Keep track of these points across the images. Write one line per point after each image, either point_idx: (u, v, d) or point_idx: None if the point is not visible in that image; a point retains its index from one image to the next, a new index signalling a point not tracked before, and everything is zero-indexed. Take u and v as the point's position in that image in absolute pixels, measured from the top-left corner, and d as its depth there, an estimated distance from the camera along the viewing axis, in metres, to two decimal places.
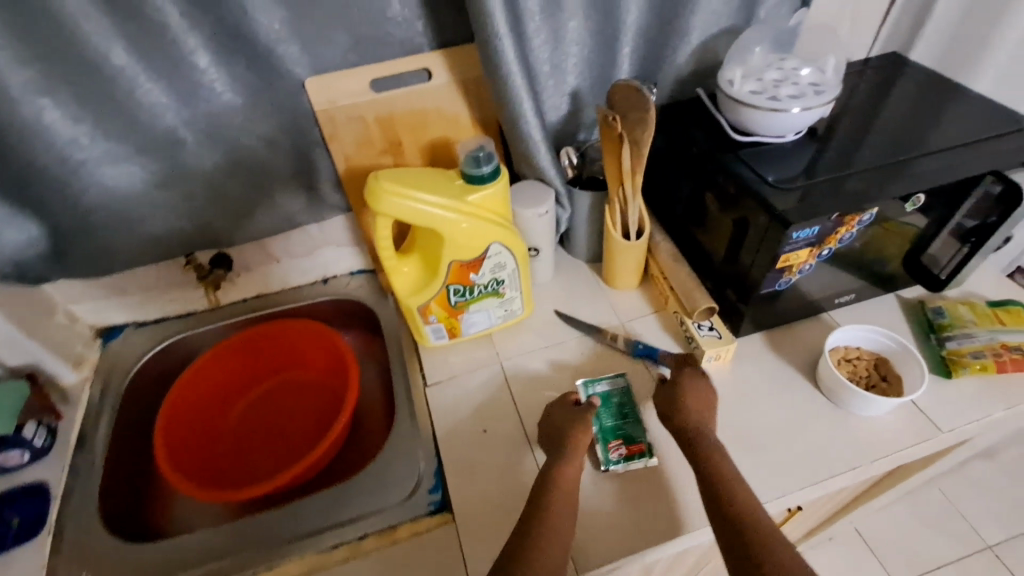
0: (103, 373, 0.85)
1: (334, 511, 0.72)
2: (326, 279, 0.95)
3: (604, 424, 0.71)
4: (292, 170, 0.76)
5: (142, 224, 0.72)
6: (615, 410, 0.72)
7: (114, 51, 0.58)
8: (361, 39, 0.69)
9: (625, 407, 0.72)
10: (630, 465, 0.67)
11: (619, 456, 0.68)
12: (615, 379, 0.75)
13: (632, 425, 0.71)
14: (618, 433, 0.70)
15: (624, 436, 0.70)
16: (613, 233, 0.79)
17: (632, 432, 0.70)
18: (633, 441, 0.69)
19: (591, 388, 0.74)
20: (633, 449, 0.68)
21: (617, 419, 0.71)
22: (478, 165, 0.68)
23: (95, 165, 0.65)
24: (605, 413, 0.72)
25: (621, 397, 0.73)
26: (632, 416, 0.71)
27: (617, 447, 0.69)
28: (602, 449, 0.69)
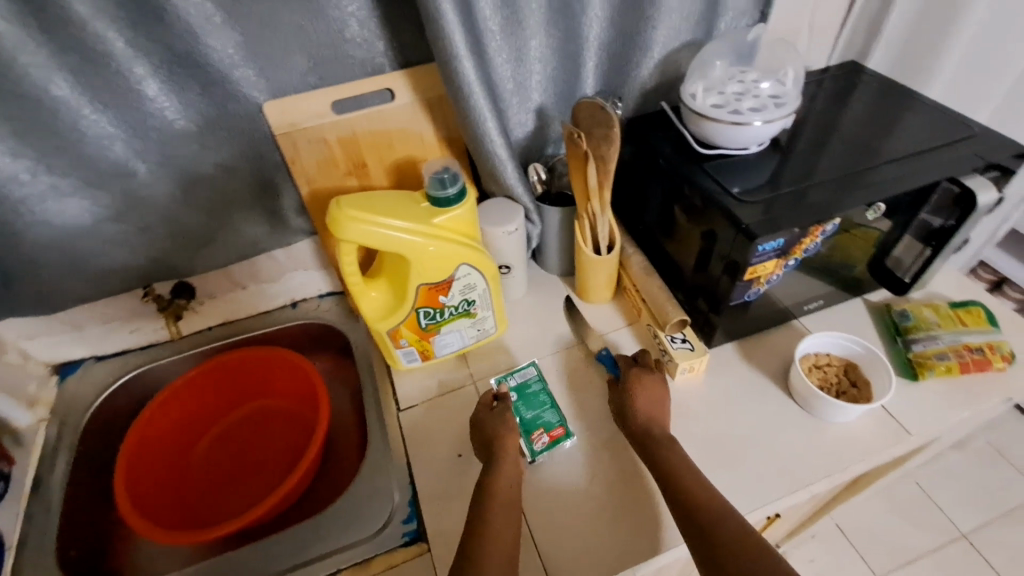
0: (60, 413, 0.82)
1: (306, 547, 0.71)
2: (295, 302, 0.92)
3: (523, 416, 0.72)
4: (253, 196, 0.74)
5: (94, 258, 0.69)
6: (530, 399, 0.74)
7: (54, 82, 0.56)
8: (320, 61, 0.68)
9: (541, 394, 0.75)
10: (553, 451, 0.70)
11: (543, 445, 0.70)
12: (526, 370, 0.78)
13: (548, 413, 0.73)
14: (539, 422, 0.72)
15: (544, 424, 0.72)
16: (583, 248, 0.79)
17: (550, 418, 0.72)
18: (553, 426, 0.71)
19: (504, 382, 0.76)
20: (554, 435, 0.71)
21: (535, 408, 0.74)
22: (443, 187, 0.67)
23: (39, 201, 0.61)
24: (523, 405, 0.74)
25: (535, 386, 0.76)
26: (547, 402, 0.74)
27: (540, 436, 0.70)
28: (525, 442, 0.70)
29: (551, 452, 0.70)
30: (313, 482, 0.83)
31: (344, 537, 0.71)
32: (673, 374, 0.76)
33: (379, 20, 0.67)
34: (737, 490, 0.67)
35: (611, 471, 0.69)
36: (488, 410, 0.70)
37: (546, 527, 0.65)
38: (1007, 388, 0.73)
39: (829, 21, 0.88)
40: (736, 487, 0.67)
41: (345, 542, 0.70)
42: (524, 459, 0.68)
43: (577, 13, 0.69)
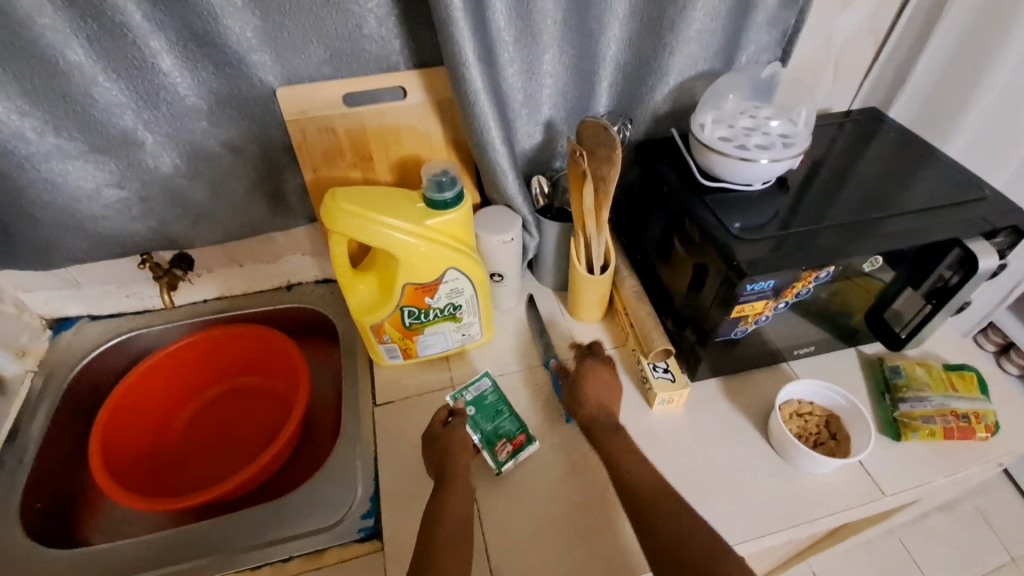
0: (48, 366, 0.83)
1: (264, 530, 0.70)
2: (290, 285, 0.93)
3: (483, 429, 0.72)
4: (256, 177, 0.75)
5: (92, 222, 0.70)
6: (488, 410, 0.73)
7: (70, 48, 0.57)
8: (337, 53, 0.69)
9: (498, 404, 0.74)
10: (519, 458, 0.70)
11: (507, 455, 0.70)
12: (481, 382, 0.76)
13: (508, 421, 0.73)
14: (500, 433, 0.71)
15: (505, 434, 0.71)
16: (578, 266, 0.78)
17: (510, 427, 0.72)
18: (514, 434, 0.71)
19: (459, 397, 0.75)
20: (517, 443, 0.71)
21: (494, 419, 0.73)
22: (440, 190, 0.67)
23: (44, 160, 0.63)
24: (481, 417, 0.73)
25: (492, 397, 0.75)
26: (505, 411, 0.74)
27: (503, 447, 0.70)
28: (490, 455, 0.69)
29: (516, 459, 0.70)
30: (284, 466, 0.84)
31: (302, 525, 0.70)
32: (652, 404, 0.75)
33: (397, 19, 0.68)
34: None
35: (575, 494, 0.68)
36: (444, 427, 0.69)
37: (502, 542, 0.65)
38: (989, 458, 0.72)
39: (856, 66, 0.87)
40: None
41: (301, 531, 0.70)
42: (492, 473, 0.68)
43: (594, 33, 0.69)
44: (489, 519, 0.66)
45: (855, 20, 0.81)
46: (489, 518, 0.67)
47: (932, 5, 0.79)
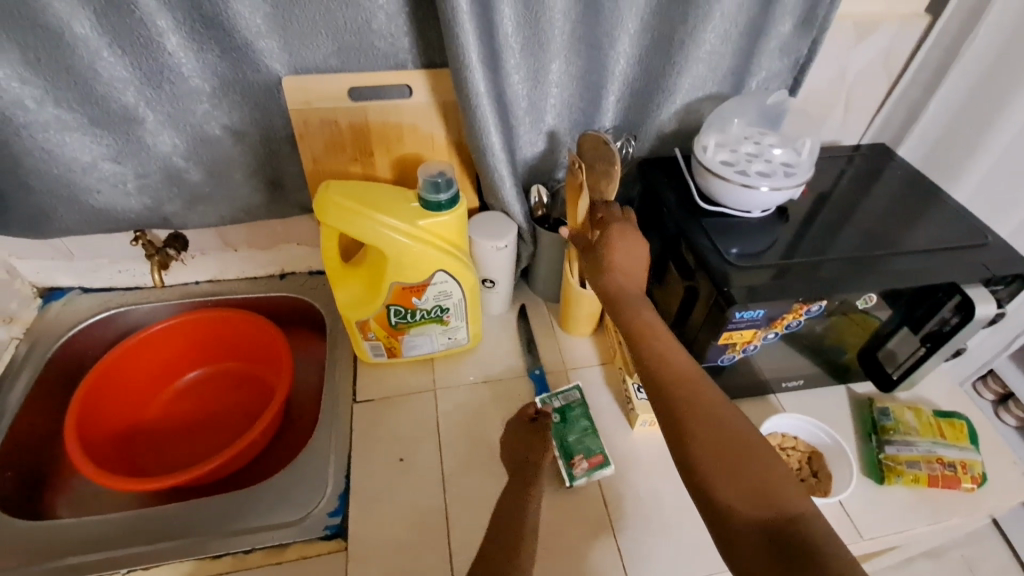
0: (33, 334, 0.83)
1: (231, 520, 0.69)
2: (283, 274, 0.93)
3: (564, 440, 0.71)
4: (257, 164, 0.75)
5: (87, 196, 0.70)
6: (573, 422, 0.73)
7: (77, 21, 0.57)
8: (346, 46, 0.69)
9: (583, 418, 0.73)
10: (593, 477, 0.69)
11: (582, 470, 0.69)
12: (571, 392, 0.75)
13: (589, 439, 0.71)
14: (579, 447, 0.71)
15: (584, 450, 0.70)
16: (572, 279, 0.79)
17: (591, 444, 0.71)
18: (592, 453, 0.70)
19: (549, 401, 0.75)
20: (594, 462, 0.69)
21: (577, 432, 0.72)
22: (436, 191, 0.66)
23: (41, 130, 0.63)
24: (566, 428, 0.72)
25: (579, 409, 0.74)
26: (591, 427, 0.72)
27: (579, 462, 0.69)
28: (565, 466, 0.69)
29: (590, 478, 0.69)
30: (259, 455, 0.83)
31: (268, 517, 0.69)
32: (633, 424, 0.74)
33: (407, 17, 0.68)
34: (667, 558, 0.64)
35: (545, 509, 0.67)
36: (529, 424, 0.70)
37: (465, 545, 0.64)
38: (971, 511, 0.70)
39: (867, 101, 0.86)
40: (668, 554, 0.65)
41: (268, 522, 0.69)
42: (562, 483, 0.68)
43: (603, 46, 0.69)
44: (456, 523, 0.66)
45: (868, 54, 0.80)
46: (456, 520, 0.66)
47: (947, 47, 0.78)
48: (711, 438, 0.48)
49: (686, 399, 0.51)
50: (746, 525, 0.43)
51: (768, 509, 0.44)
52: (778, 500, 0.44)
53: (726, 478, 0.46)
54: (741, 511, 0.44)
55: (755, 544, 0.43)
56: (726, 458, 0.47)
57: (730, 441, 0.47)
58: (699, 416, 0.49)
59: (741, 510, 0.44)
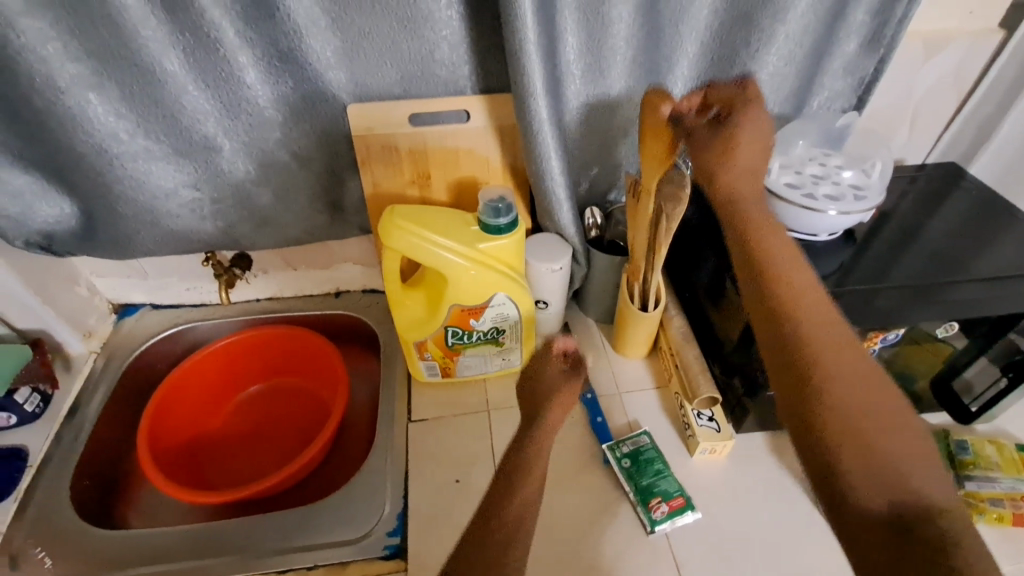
0: (109, 349, 0.88)
1: (286, 537, 0.70)
2: (338, 292, 0.96)
3: (639, 484, 0.69)
4: (319, 187, 0.77)
5: (166, 219, 0.73)
6: (647, 467, 0.70)
7: (167, 58, 0.61)
8: (408, 74, 0.71)
9: (655, 461, 0.71)
10: (675, 521, 0.66)
11: (663, 514, 0.66)
12: (639, 437, 0.73)
13: (665, 481, 0.69)
14: (656, 490, 0.68)
15: (661, 493, 0.68)
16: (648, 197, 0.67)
17: (668, 487, 0.69)
18: (671, 496, 0.68)
19: (616, 450, 0.72)
20: (674, 505, 0.67)
21: (651, 475, 0.70)
22: (496, 216, 0.68)
23: (130, 160, 0.67)
24: (637, 472, 0.70)
25: (651, 453, 0.71)
26: (665, 471, 0.70)
27: (658, 505, 0.67)
28: (643, 511, 0.67)
29: (673, 522, 0.66)
30: (315, 471, 0.85)
31: (322, 536, 0.70)
32: (692, 451, 0.72)
33: (469, 47, 0.70)
34: None
35: (603, 535, 0.66)
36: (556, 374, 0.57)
37: None
38: None
39: (935, 119, 0.83)
40: None
41: (322, 541, 0.70)
42: (643, 529, 0.65)
43: (662, 70, 0.69)
44: None
45: (937, 72, 0.77)
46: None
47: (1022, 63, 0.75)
48: (847, 404, 0.41)
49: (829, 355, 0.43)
50: (869, 502, 0.37)
51: (895, 491, 0.37)
52: (911, 484, 0.38)
53: (852, 448, 0.39)
54: (863, 485, 0.38)
55: (875, 523, 0.36)
56: (861, 426, 0.40)
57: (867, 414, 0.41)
58: (828, 375, 0.42)
59: (862, 483, 0.38)
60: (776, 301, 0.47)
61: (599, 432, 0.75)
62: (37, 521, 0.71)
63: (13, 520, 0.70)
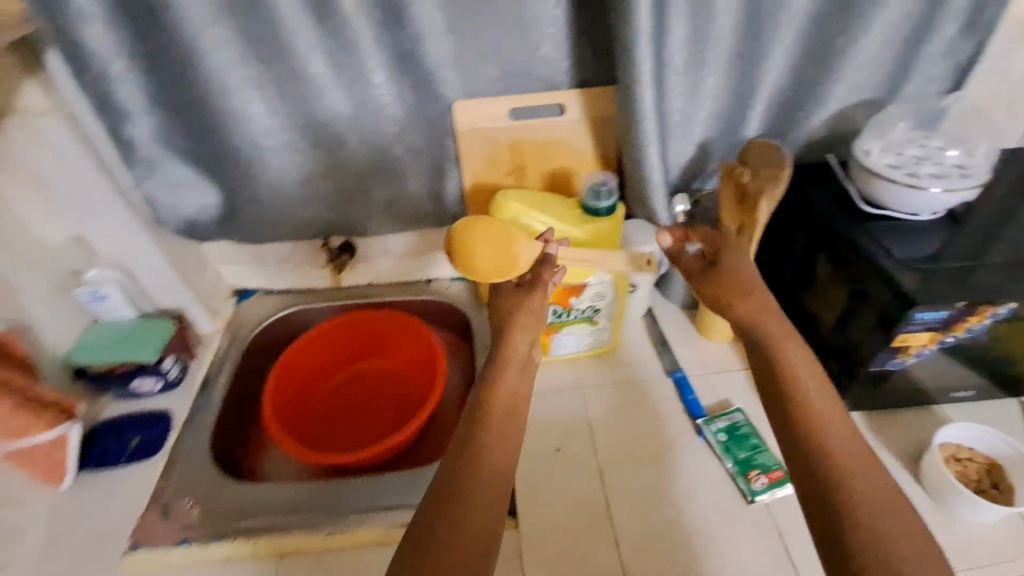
0: (231, 328, 0.97)
1: (377, 497, 0.73)
2: (429, 280, 1.02)
3: (737, 458, 0.72)
4: (424, 177, 0.84)
5: (295, 206, 0.82)
6: (745, 442, 0.73)
7: (313, 61, 0.69)
8: (511, 71, 0.77)
9: (752, 436, 0.74)
10: (776, 493, 0.68)
11: (763, 485, 0.69)
12: (733, 414, 0.76)
13: (763, 455, 0.72)
14: (754, 463, 0.71)
15: (760, 466, 0.70)
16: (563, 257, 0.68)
17: (767, 460, 0.71)
18: (770, 469, 0.70)
19: (712, 425, 0.75)
20: (773, 478, 0.69)
21: (748, 449, 0.72)
22: (597, 198, 0.73)
23: (274, 152, 0.76)
24: (734, 446, 0.73)
25: (748, 429, 0.74)
26: (762, 445, 0.73)
27: (757, 477, 0.69)
28: (743, 482, 0.69)
29: (772, 494, 0.68)
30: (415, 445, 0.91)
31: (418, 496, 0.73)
32: None
33: (570, 43, 0.75)
34: None
35: (705, 504, 0.69)
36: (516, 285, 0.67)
37: (631, 537, 0.67)
38: None
39: None
40: None
41: (415, 502, 0.72)
42: (743, 499, 0.68)
43: (758, 60, 0.72)
44: (619, 520, 0.68)
45: None
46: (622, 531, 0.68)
47: None
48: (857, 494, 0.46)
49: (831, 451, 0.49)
50: None
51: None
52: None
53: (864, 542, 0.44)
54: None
55: None
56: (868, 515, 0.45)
57: (864, 507, 0.46)
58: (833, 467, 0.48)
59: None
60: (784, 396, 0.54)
61: (692, 409, 0.78)
62: (183, 473, 0.78)
63: (162, 474, 0.77)
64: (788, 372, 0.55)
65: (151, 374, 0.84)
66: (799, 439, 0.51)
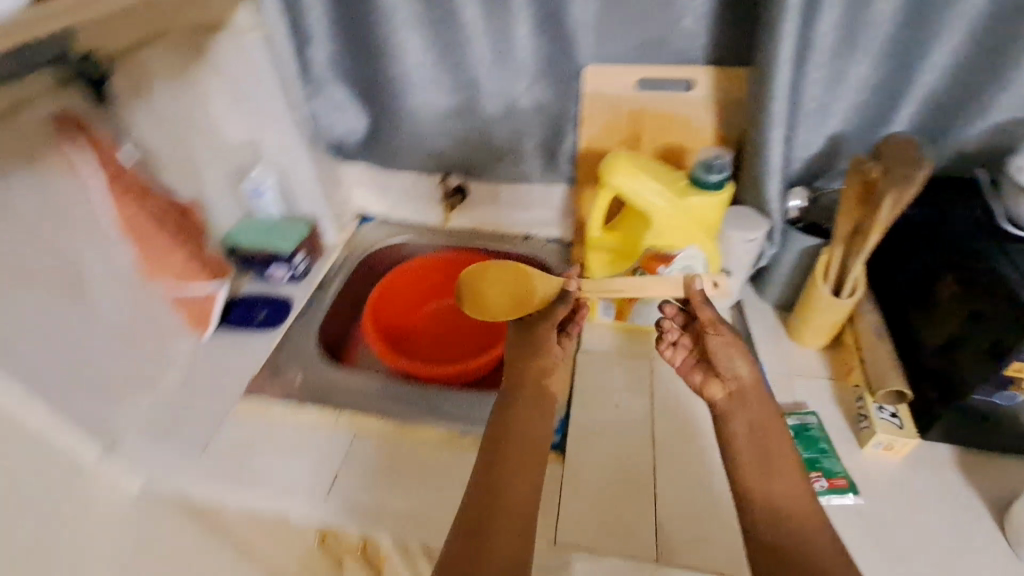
0: (350, 243, 1.10)
1: (443, 406, 0.80)
2: (526, 236, 1.08)
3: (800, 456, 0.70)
4: (544, 132, 0.89)
5: (425, 140, 0.92)
6: (812, 443, 0.71)
7: (470, 8, 0.78)
8: (647, 42, 0.79)
9: (821, 440, 0.71)
10: (834, 498, 0.66)
11: (821, 488, 0.67)
12: (807, 415, 0.74)
13: (829, 460, 0.70)
14: (817, 465, 0.69)
15: (823, 469, 0.69)
16: (585, 291, 0.71)
17: (832, 466, 0.69)
18: (834, 474, 0.68)
19: None
20: (835, 483, 0.67)
21: (814, 451, 0.70)
22: (709, 172, 0.74)
23: (419, 87, 0.86)
24: (800, 444, 0.71)
25: (818, 432, 0.72)
26: (830, 451, 0.70)
27: (817, 478, 0.68)
28: None
29: (830, 499, 0.67)
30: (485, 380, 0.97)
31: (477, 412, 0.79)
32: (865, 444, 0.71)
33: (713, 18, 0.76)
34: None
35: None
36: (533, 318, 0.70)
37: (672, 500, 0.68)
38: None
39: None
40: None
41: (473, 419, 0.79)
42: None
43: (913, 55, 0.68)
44: (662, 482, 0.70)
45: None
46: (661, 490, 0.69)
47: None
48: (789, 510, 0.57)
49: (786, 502, 0.58)
50: None
51: None
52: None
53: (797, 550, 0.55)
54: None
55: None
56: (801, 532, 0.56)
57: (814, 553, 0.54)
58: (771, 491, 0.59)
59: None
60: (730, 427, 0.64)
61: None
62: (291, 347, 0.91)
63: (276, 346, 0.91)
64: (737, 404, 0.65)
65: (284, 264, 0.97)
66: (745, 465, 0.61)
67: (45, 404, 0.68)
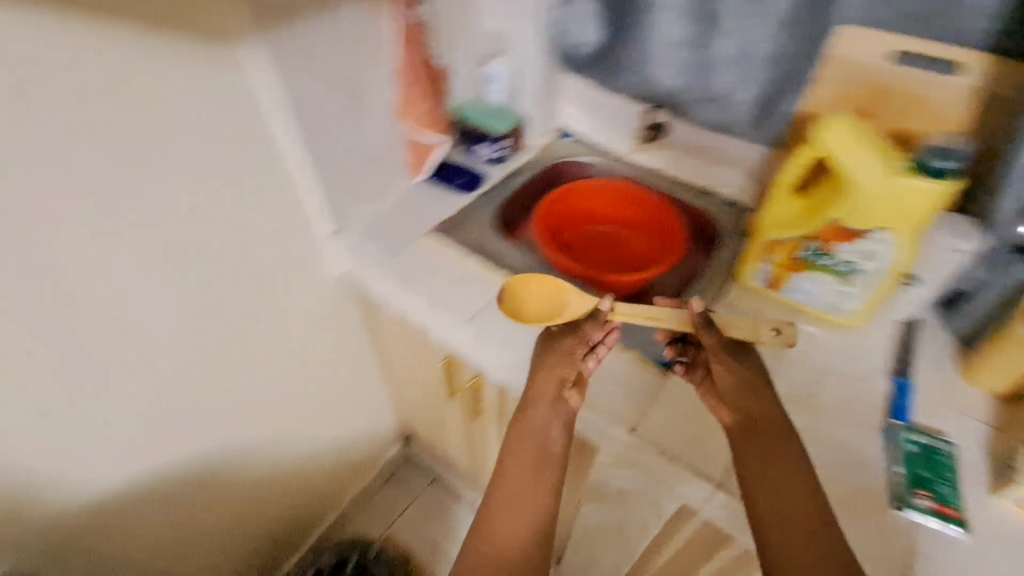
0: (543, 150, 1.21)
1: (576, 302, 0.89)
2: (705, 192, 1.09)
3: (913, 471, 0.67)
4: (768, 86, 0.89)
5: (649, 64, 0.98)
6: (933, 466, 0.67)
7: None
8: (922, 13, 0.75)
9: (946, 469, 0.67)
10: (937, 522, 0.63)
11: (926, 506, 0.64)
12: (941, 441, 0.70)
13: (948, 488, 0.65)
14: (930, 487, 0.65)
15: (935, 493, 0.65)
16: (617, 312, 0.73)
17: (948, 495, 0.65)
18: (947, 502, 0.64)
19: (908, 434, 0.70)
20: (944, 510, 0.64)
21: (933, 473, 0.67)
22: (938, 158, 0.67)
23: (663, 9, 0.91)
24: (920, 461, 0.68)
25: (948, 461, 0.68)
26: (953, 482, 0.66)
27: (923, 497, 0.65)
28: (904, 489, 0.65)
29: (931, 521, 0.63)
30: None
31: None
32: (999, 491, 0.65)
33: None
34: None
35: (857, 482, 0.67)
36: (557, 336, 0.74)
37: None
38: None
39: None
40: None
41: None
42: (893, 502, 0.64)
43: None
44: None
45: None
46: None
47: None
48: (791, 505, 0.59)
49: (788, 502, 0.60)
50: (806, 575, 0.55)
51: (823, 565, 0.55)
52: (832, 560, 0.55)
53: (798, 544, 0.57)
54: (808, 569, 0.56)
55: None
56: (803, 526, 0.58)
57: (811, 548, 0.56)
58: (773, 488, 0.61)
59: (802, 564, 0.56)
60: (739, 426, 0.66)
61: (896, 411, 0.73)
62: (472, 214, 1.07)
63: (460, 208, 1.07)
64: (749, 411, 0.66)
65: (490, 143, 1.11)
66: (752, 463, 0.63)
67: (314, 175, 0.88)
